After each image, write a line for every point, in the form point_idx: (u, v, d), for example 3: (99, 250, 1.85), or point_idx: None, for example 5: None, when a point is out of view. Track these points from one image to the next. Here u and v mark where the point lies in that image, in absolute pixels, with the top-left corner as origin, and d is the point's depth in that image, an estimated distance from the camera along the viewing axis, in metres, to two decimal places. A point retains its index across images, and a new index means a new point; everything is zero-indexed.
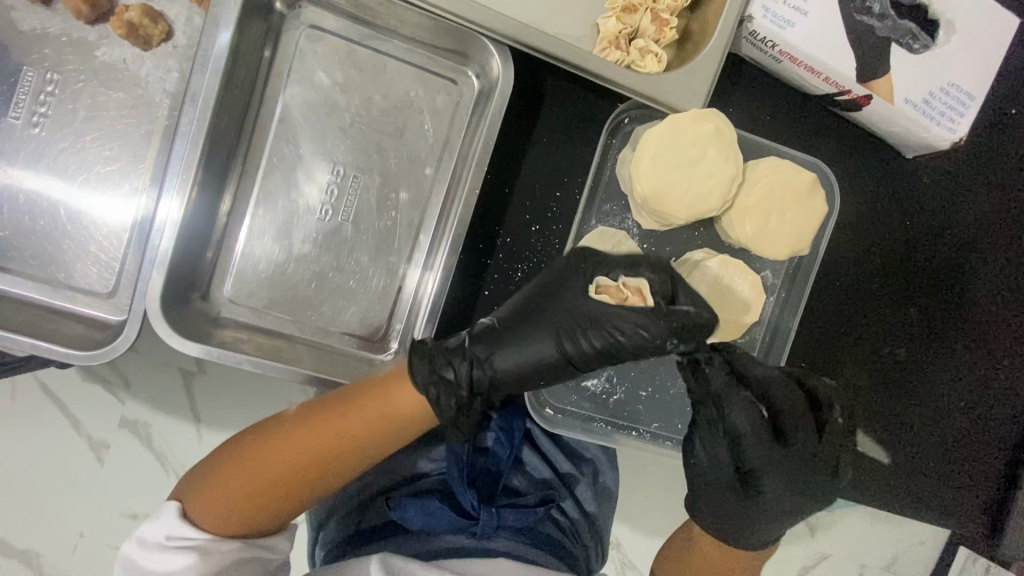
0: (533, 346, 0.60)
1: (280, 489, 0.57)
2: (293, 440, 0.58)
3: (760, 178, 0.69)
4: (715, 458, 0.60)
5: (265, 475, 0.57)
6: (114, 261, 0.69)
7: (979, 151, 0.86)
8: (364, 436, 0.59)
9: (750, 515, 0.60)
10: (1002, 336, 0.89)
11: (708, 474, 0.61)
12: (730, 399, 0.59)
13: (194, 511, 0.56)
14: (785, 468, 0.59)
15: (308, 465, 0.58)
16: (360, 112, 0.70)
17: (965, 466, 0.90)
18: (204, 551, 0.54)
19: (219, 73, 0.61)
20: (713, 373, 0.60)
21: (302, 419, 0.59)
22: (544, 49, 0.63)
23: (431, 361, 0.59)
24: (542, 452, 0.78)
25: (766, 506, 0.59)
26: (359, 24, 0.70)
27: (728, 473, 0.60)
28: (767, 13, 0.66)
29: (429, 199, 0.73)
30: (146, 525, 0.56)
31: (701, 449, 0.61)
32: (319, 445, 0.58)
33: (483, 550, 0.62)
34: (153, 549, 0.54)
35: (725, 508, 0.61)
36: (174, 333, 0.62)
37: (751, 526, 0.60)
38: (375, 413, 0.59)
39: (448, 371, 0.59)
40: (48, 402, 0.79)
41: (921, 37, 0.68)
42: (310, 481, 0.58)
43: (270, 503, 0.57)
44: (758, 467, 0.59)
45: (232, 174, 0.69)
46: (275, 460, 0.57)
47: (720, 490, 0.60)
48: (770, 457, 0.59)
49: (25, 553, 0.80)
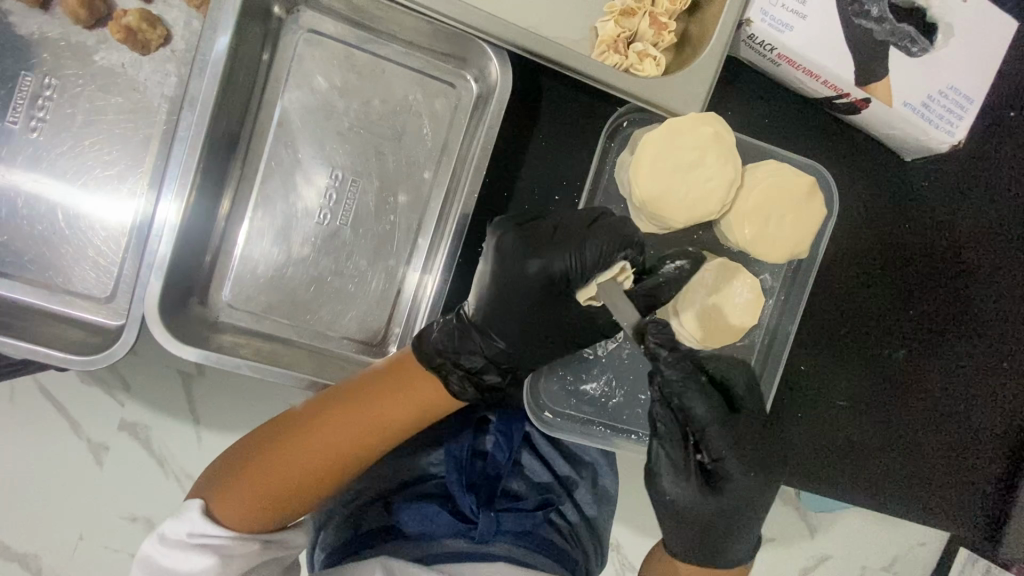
0: (538, 334, 0.64)
1: (309, 480, 0.58)
2: (320, 433, 0.59)
3: (759, 182, 0.69)
4: (693, 496, 0.60)
5: (295, 471, 0.57)
6: (112, 266, 0.69)
7: (978, 154, 0.86)
8: (392, 424, 0.61)
9: (728, 515, 0.61)
10: (1002, 339, 0.89)
11: (688, 512, 0.61)
12: (691, 394, 0.59)
13: (216, 509, 0.56)
14: (755, 478, 0.61)
15: (336, 458, 0.59)
16: (359, 117, 0.70)
17: (966, 467, 0.90)
18: (225, 552, 0.54)
19: (217, 78, 0.60)
20: (676, 371, 0.58)
21: (326, 409, 0.60)
22: (543, 53, 0.63)
23: (452, 365, 0.63)
24: (540, 455, 0.78)
25: (737, 502, 0.61)
26: (358, 29, 0.70)
27: (708, 503, 0.60)
28: (765, 17, 0.66)
29: (427, 202, 0.73)
30: (168, 522, 0.56)
31: (676, 490, 0.60)
32: (348, 438, 0.59)
33: (480, 554, 0.62)
34: (174, 547, 0.54)
35: (701, 534, 0.62)
36: (172, 339, 0.61)
37: (728, 544, 0.62)
38: (402, 402, 0.61)
39: (481, 379, 0.65)
40: (46, 405, 0.79)
41: (919, 40, 0.68)
42: (339, 473, 0.60)
43: (298, 497, 0.58)
44: (734, 486, 0.60)
45: (230, 178, 0.69)
46: (303, 456, 0.58)
47: (695, 497, 0.60)
48: (740, 473, 0.60)
49: (24, 556, 0.80)
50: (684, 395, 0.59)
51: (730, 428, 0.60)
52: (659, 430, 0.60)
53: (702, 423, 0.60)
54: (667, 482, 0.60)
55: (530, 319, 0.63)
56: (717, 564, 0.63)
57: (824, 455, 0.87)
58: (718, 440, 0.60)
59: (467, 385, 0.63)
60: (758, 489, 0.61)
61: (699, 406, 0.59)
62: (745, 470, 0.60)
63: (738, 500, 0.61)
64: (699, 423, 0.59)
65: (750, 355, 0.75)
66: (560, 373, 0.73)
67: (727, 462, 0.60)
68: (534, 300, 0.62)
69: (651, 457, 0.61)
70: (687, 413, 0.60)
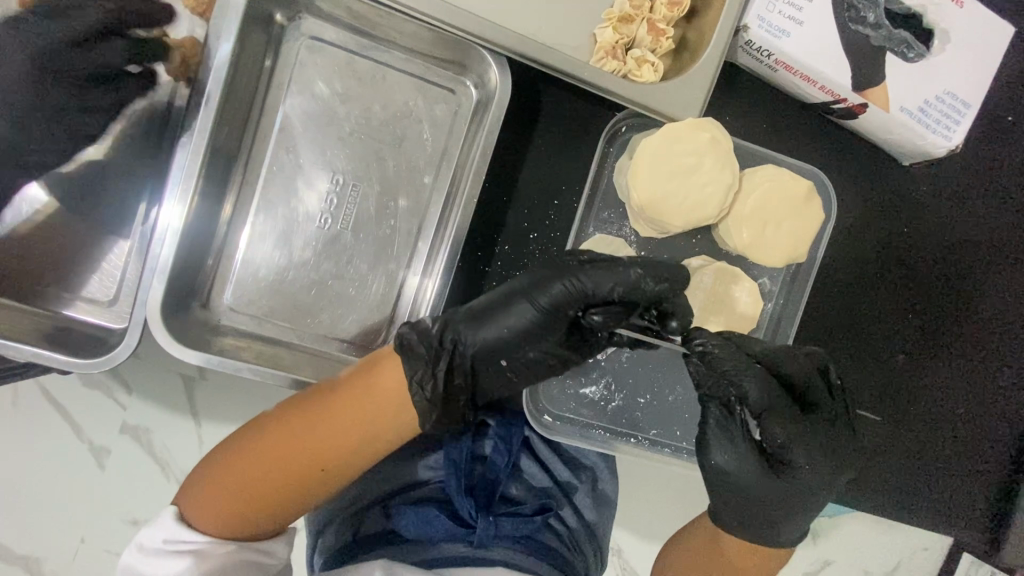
0: (524, 345, 0.59)
1: (275, 487, 0.57)
2: (286, 437, 0.57)
3: (755, 186, 0.69)
4: (748, 475, 0.58)
5: (259, 474, 0.56)
6: (115, 271, 0.71)
7: (976, 159, 0.86)
8: (358, 433, 0.58)
9: (790, 500, 0.59)
10: (1001, 343, 0.89)
11: (741, 491, 0.59)
12: (745, 378, 0.57)
13: (191, 514, 0.56)
14: (824, 468, 0.58)
15: (296, 462, 0.57)
16: (360, 122, 0.71)
17: (967, 473, 0.90)
18: (202, 553, 0.55)
19: (220, 83, 0.61)
20: (725, 355, 0.58)
21: (299, 414, 0.58)
22: (541, 59, 0.63)
23: (406, 330, 0.60)
24: (540, 459, 0.78)
25: (801, 486, 0.59)
26: (359, 36, 0.71)
27: (761, 485, 0.58)
28: (762, 24, 0.67)
29: (428, 208, 0.74)
30: (143, 531, 0.56)
31: (723, 461, 0.58)
32: (307, 444, 0.57)
33: (479, 558, 0.64)
34: (150, 554, 0.55)
35: (762, 519, 0.60)
36: (174, 342, 0.62)
37: (784, 527, 0.61)
38: (367, 411, 0.58)
39: (422, 342, 0.59)
40: (49, 409, 0.80)
41: (915, 46, 0.69)
42: (299, 481, 0.57)
43: (260, 502, 0.57)
44: (799, 475, 0.58)
45: (232, 182, 0.70)
46: (264, 460, 0.57)
47: (751, 485, 0.58)
48: (807, 459, 0.58)
49: (25, 559, 0.81)
50: (745, 384, 0.57)
51: (797, 419, 0.58)
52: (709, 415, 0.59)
53: (761, 412, 0.57)
54: (721, 456, 0.58)
55: (491, 306, 0.59)
56: (767, 546, 0.63)
57: None
58: (782, 431, 0.57)
59: (412, 346, 0.59)
60: (824, 477, 0.58)
61: (755, 394, 0.57)
62: (812, 455, 0.58)
63: (800, 489, 0.59)
64: (755, 408, 0.57)
65: None
66: (560, 377, 0.74)
67: (791, 448, 0.58)
68: (510, 294, 0.60)
69: (702, 430, 0.59)
70: (743, 400, 0.57)
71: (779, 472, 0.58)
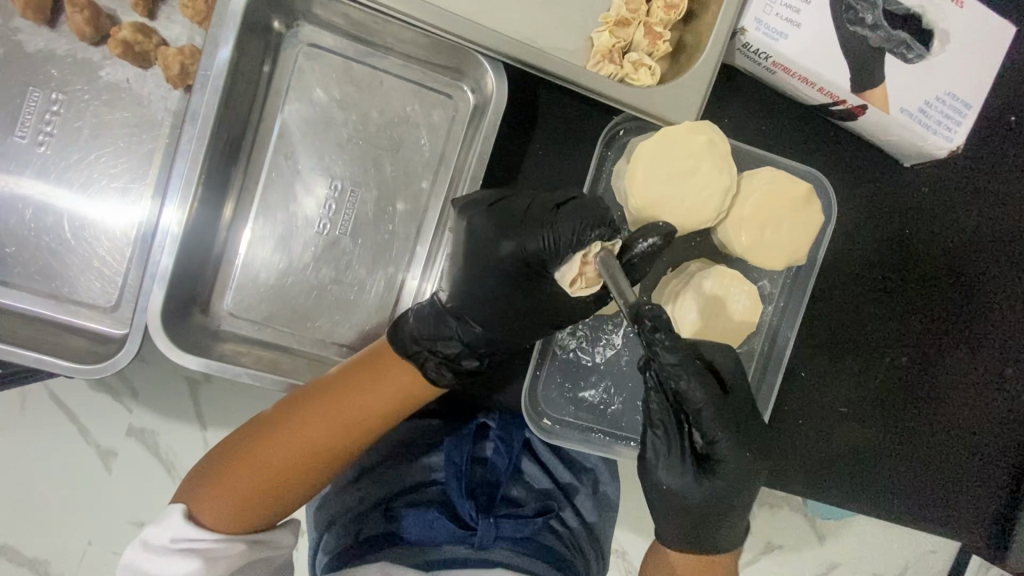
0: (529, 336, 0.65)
1: (294, 474, 0.58)
2: (305, 427, 0.58)
3: (755, 189, 0.69)
4: (688, 481, 0.59)
5: (278, 464, 0.57)
6: (117, 276, 0.71)
7: (979, 159, 0.86)
8: (379, 417, 0.61)
9: (725, 501, 0.60)
10: (1004, 344, 0.88)
11: (685, 499, 0.60)
12: (685, 375, 0.57)
13: (201, 512, 0.56)
14: (747, 461, 0.60)
15: (316, 450, 0.58)
16: (357, 128, 0.71)
17: (968, 476, 0.89)
18: (213, 556, 0.54)
19: (218, 90, 0.62)
20: (669, 355, 0.56)
21: (310, 405, 0.59)
22: (535, 64, 0.64)
23: (428, 354, 0.63)
24: (541, 462, 0.79)
25: (732, 482, 0.60)
26: (356, 42, 0.72)
27: (698, 489, 0.59)
28: (759, 26, 0.67)
29: (425, 212, 0.74)
30: (149, 529, 0.55)
31: (668, 472, 0.59)
32: (327, 434, 0.59)
33: (476, 560, 0.64)
34: (158, 553, 0.54)
35: (696, 528, 0.61)
36: (175, 349, 0.63)
37: (718, 530, 0.61)
38: (386, 392, 0.61)
39: (462, 361, 0.64)
40: (55, 413, 0.81)
41: (914, 46, 0.69)
42: (318, 467, 0.59)
43: (278, 492, 0.58)
44: (729, 471, 0.60)
45: (233, 186, 0.70)
46: (280, 449, 0.58)
47: (691, 490, 0.59)
48: (732, 451, 0.59)
49: (34, 560, 0.82)
50: (683, 382, 0.57)
51: (726, 415, 0.60)
52: (653, 418, 0.60)
53: (699, 405, 0.58)
54: (661, 464, 0.60)
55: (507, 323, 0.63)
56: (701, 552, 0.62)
57: (825, 458, 0.86)
58: (715, 425, 0.59)
59: (444, 371, 0.63)
60: (749, 469, 0.60)
61: (697, 391, 0.58)
62: (739, 451, 0.60)
63: (732, 487, 0.60)
64: (693, 405, 0.58)
65: (749, 362, 0.75)
66: (559, 381, 0.74)
67: (721, 444, 0.59)
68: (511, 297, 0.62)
69: (647, 447, 0.60)
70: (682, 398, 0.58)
71: (710, 472, 0.60)
